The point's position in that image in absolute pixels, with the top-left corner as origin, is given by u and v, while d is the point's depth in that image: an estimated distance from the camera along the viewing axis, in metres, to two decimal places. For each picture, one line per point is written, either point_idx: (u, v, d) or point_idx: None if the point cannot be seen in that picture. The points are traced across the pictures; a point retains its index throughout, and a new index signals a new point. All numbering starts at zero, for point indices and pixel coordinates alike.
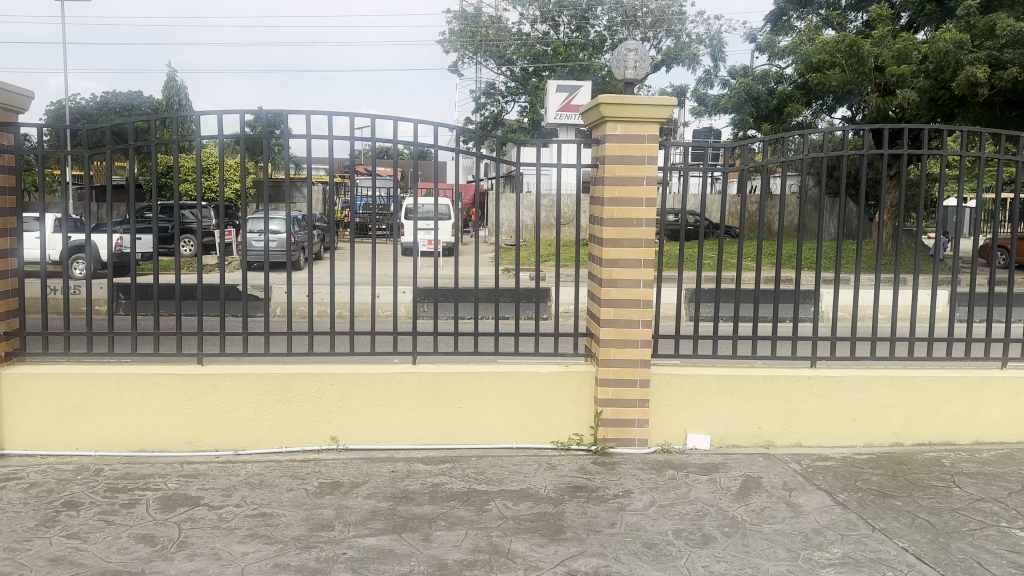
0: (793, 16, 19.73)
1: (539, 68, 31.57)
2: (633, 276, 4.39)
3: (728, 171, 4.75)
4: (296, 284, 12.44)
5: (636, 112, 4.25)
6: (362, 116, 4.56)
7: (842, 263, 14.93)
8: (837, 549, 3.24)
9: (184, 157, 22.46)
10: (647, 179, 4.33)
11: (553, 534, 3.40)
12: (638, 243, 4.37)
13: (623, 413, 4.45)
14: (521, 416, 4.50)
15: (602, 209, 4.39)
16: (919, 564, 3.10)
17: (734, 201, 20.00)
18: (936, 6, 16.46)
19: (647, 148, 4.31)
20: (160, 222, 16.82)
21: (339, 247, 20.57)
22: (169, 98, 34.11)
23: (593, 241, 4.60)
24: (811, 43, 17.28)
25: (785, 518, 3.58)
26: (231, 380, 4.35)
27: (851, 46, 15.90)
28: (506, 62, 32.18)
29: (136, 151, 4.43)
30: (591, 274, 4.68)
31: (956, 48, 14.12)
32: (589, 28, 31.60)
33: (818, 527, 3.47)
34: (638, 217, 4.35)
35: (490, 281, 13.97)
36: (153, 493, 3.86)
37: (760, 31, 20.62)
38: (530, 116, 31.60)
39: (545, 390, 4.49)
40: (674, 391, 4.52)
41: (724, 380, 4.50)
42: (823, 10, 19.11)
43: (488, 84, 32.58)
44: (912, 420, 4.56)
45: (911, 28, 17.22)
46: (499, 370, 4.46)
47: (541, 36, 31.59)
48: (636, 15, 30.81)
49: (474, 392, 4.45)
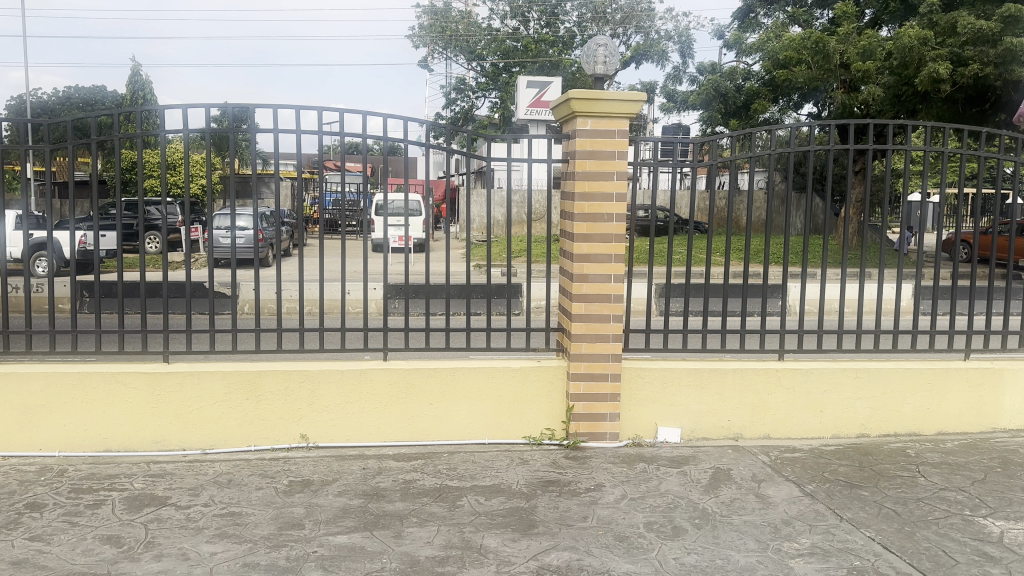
0: (760, 13, 19.99)
1: (509, 64, 31.58)
2: (603, 271, 4.40)
3: (697, 167, 4.75)
4: (265, 281, 12.30)
5: (607, 107, 4.27)
6: (330, 110, 4.50)
7: (809, 259, 15.20)
8: (806, 540, 3.29)
9: (149, 153, 22.10)
10: (618, 174, 4.34)
11: (526, 528, 3.41)
12: (608, 238, 4.38)
13: (594, 407, 4.47)
14: (493, 411, 4.49)
15: (572, 204, 4.40)
16: (886, 553, 3.16)
17: (703, 196, 20.22)
18: (900, 4, 16.77)
19: (617, 143, 4.32)
20: (125, 219, 16.53)
21: (309, 244, 20.42)
22: (133, 93, 33.54)
23: (564, 236, 4.61)
24: (777, 39, 17.49)
25: (754, 509, 3.62)
26: (199, 378, 4.28)
27: (817, 43, 16.30)
28: (476, 58, 32.17)
29: (99, 146, 4.30)
30: (562, 269, 4.69)
31: (920, 44, 14.38)
32: (558, 24, 31.72)
33: (787, 518, 3.52)
34: (608, 212, 4.36)
35: (462, 276, 13.96)
36: (119, 493, 3.79)
37: (728, 28, 20.85)
38: (500, 112, 31.61)
39: (516, 385, 4.49)
40: (644, 385, 4.55)
41: (693, 373, 4.54)
42: (789, 7, 19.39)
43: (458, 79, 32.48)
44: (877, 411, 4.65)
45: (875, 25, 17.50)
46: (470, 366, 4.45)
47: (511, 31, 31.74)
48: (605, 12, 30.93)
49: (446, 388, 4.44)
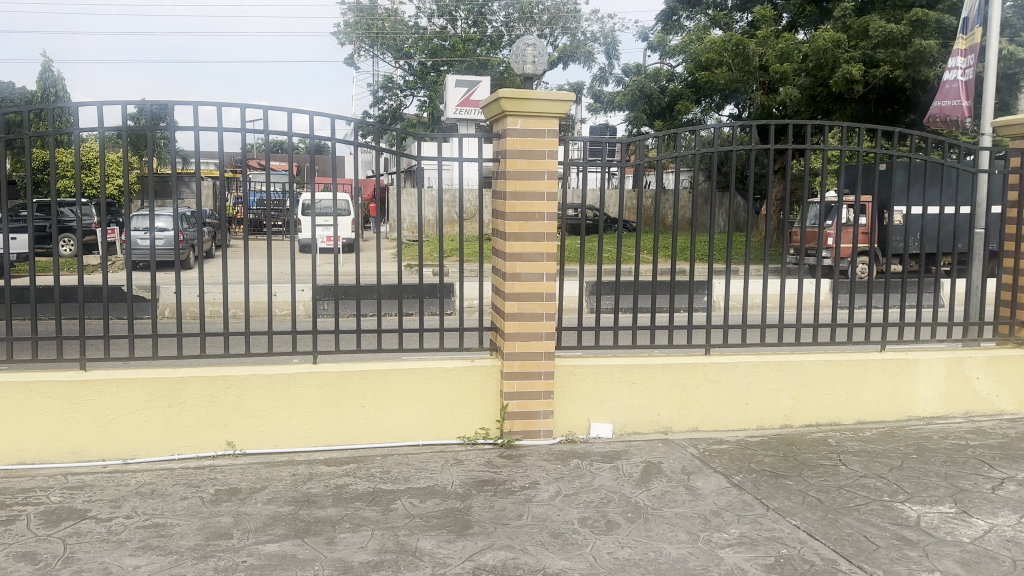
0: (683, 16, 20.47)
1: (437, 63, 31.35)
2: (536, 269, 4.43)
3: (624, 167, 4.81)
4: (187, 284, 11.89)
5: (537, 107, 4.29)
6: (253, 108, 4.38)
7: (732, 256, 15.66)
8: (734, 530, 3.38)
9: (59, 151, 21.07)
10: (548, 174, 4.37)
11: (461, 529, 3.39)
12: (540, 236, 4.40)
13: (528, 405, 4.49)
14: (427, 412, 4.46)
15: (504, 203, 4.40)
16: (810, 540, 3.27)
17: (631, 195, 20.56)
18: (815, 8, 17.38)
19: (548, 143, 4.35)
20: (35, 220, 15.71)
21: (233, 245, 19.85)
22: (42, 89, 31.88)
23: (496, 235, 4.60)
24: (699, 42, 17.94)
25: (684, 501, 3.71)
26: (119, 386, 4.10)
27: (737, 46, 16.80)
28: (404, 56, 31.89)
29: (7, 144, 4.03)
30: (494, 268, 4.68)
31: (834, 47, 14.98)
32: (486, 23, 31.70)
33: (716, 509, 3.61)
34: (539, 211, 4.38)
35: (393, 277, 13.81)
36: (34, 507, 3.59)
37: (652, 30, 21.27)
38: (429, 111, 31.39)
39: (449, 385, 4.47)
40: (576, 381, 4.59)
41: (624, 369, 4.62)
42: (710, 10, 19.94)
43: (385, 77, 32.09)
44: (798, 402, 4.82)
45: (792, 28, 18.12)
46: (403, 367, 4.40)
47: (438, 30, 31.62)
48: (532, 12, 31.06)
49: (378, 390, 4.38)
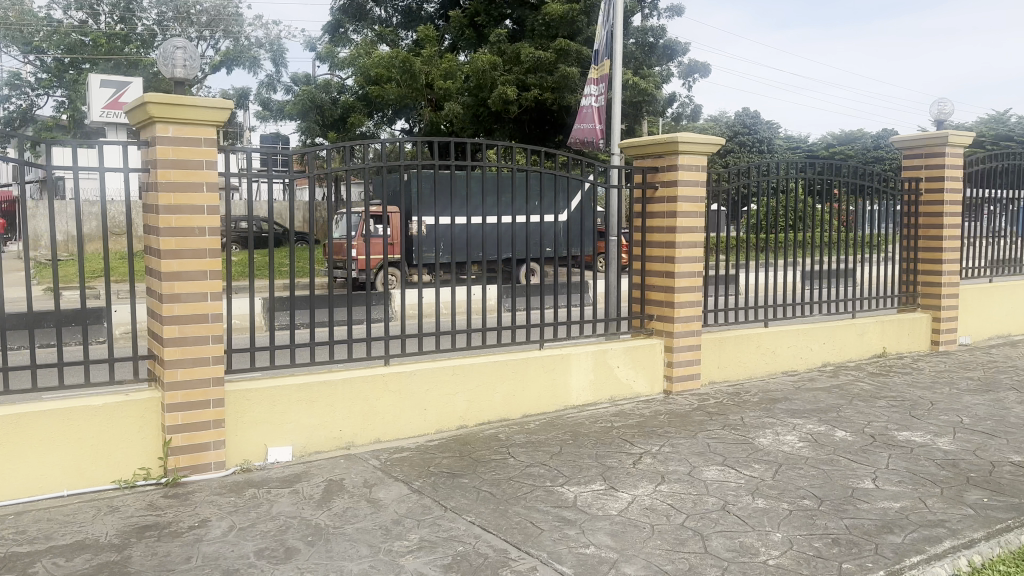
0: (350, 29, 20.65)
1: (76, 60, 27.53)
2: (197, 289, 4.10)
3: (297, 178, 4.67)
4: None
5: (193, 114, 3.98)
6: None
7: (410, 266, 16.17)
8: (414, 535, 3.46)
9: None
10: (206, 185, 4.08)
11: None
12: (201, 253, 4.09)
13: (196, 437, 4.13)
14: (73, 457, 3.88)
15: (156, 217, 4.01)
16: (483, 534, 3.48)
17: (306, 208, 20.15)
18: (473, 31, 18.43)
19: (204, 152, 4.06)
20: None
21: None
22: None
23: (149, 253, 4.17)
24: (366, 56, 18.24)
25: (366, 514, 3.70)
26: None
27: (403, 63, 17.35)
28: (32, 49, 27.62)
29: None
30: (149, 289, 4.24)
31: (491, 69, 16.31)
32: (135, 20, 28.77)
33: (397, 518, 3.67)
34: (199, 226, 4.08)
35: (26, 303, 11.83)
36: None
37: (319, 41, 21.13)
38: (69, 112, 27.53)
39: (100, 424, 3.94)
40: (252, 406, 4.34)
41: (301, 389, 4.48)
42: (376, 26, 20.45)
43: (8, 72, 27.49)
44: (471, 403, 5.10)
45: (453, 49, 19.21)
46: (39, 409, 3.78)
47: (76, 24, 28.00)
48: (189, 13, 28.95)
49: (6, 439, 3.71)
